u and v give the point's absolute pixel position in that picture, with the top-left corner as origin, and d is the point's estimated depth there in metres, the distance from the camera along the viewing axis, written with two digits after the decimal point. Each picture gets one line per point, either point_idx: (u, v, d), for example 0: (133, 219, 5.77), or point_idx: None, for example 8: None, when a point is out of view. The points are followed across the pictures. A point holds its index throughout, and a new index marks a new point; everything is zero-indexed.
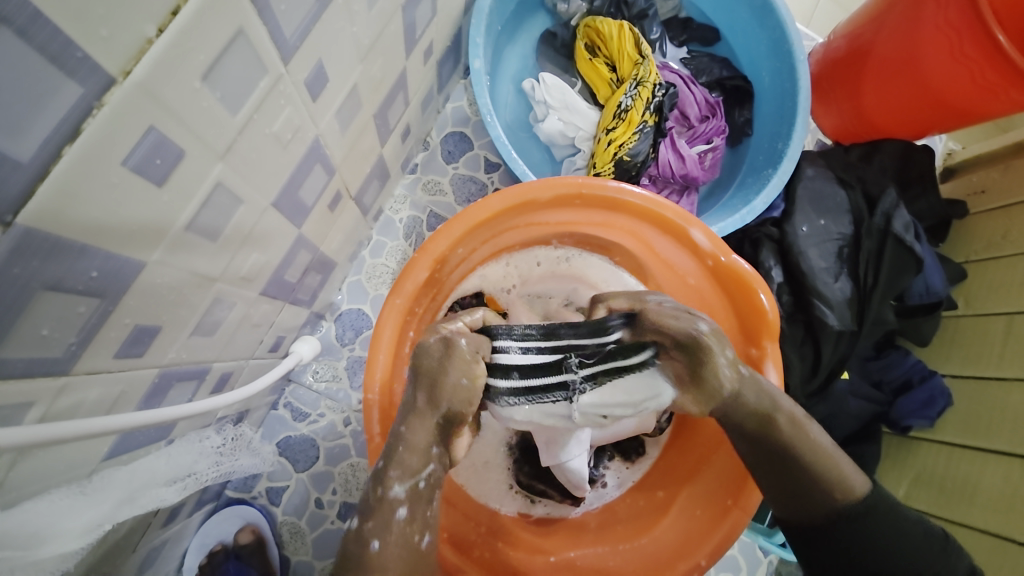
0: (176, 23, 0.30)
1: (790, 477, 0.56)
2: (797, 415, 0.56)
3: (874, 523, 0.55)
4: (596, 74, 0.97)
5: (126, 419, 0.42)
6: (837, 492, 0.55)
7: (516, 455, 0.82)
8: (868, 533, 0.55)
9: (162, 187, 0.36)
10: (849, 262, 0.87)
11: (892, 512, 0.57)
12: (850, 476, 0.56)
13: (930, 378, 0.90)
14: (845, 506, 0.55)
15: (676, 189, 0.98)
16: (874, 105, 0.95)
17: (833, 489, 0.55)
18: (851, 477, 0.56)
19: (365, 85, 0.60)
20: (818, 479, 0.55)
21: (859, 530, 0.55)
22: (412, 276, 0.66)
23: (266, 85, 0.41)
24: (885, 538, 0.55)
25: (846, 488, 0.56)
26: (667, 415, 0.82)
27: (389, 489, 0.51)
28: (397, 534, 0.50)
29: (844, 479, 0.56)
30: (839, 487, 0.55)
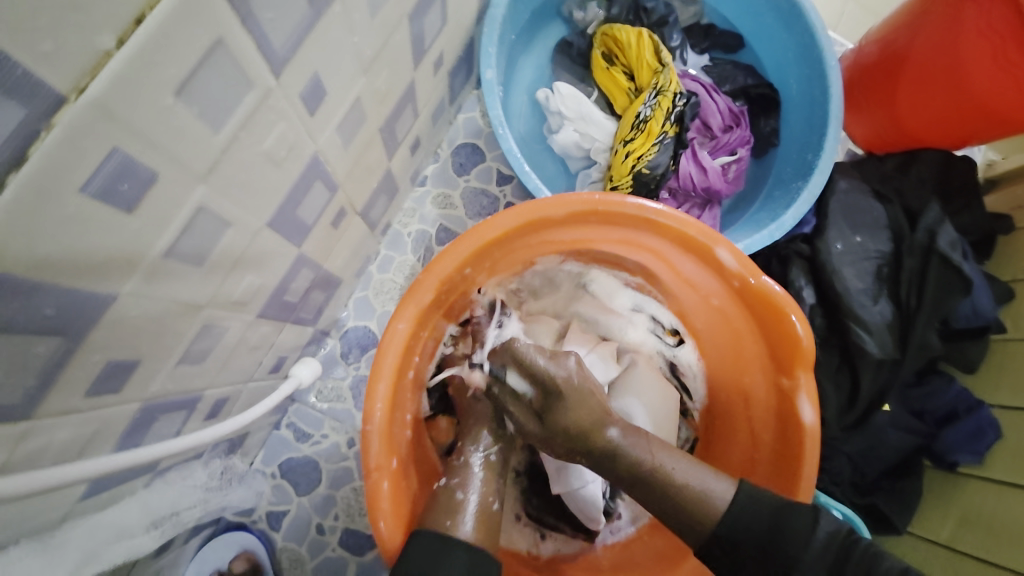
0: (138, 34, 0.27)
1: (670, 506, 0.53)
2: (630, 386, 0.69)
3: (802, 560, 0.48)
4: (613, 83, 0.93)
5: (98, 463, 0.40)
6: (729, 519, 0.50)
7: (524, 486, 0.78)
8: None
9: (132, 214, 0.33)
10: (889, 281, 0.81)
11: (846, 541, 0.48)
12: (772, 501, 0.51)
13: (978, 409, 0.82)
14: (764, 532, 0.49)
15: (698, 203, 0.92)
16: (910, 114, 0.89)
17: (742, 502, 0.51)
18: (715, 488, 0.52)
19: (369, 98, 0.56)
20: (684, 504, 0.52)
21: (796, 570, 0.47)
22: (415, 299, 0.62)
23: (254, 100, 0.37)
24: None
25: (763, 510, 0.50)
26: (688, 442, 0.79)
27: (470, 456, 0.62)
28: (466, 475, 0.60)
29: (712, 501, 0.52)
30: (761, 510, 0.50)
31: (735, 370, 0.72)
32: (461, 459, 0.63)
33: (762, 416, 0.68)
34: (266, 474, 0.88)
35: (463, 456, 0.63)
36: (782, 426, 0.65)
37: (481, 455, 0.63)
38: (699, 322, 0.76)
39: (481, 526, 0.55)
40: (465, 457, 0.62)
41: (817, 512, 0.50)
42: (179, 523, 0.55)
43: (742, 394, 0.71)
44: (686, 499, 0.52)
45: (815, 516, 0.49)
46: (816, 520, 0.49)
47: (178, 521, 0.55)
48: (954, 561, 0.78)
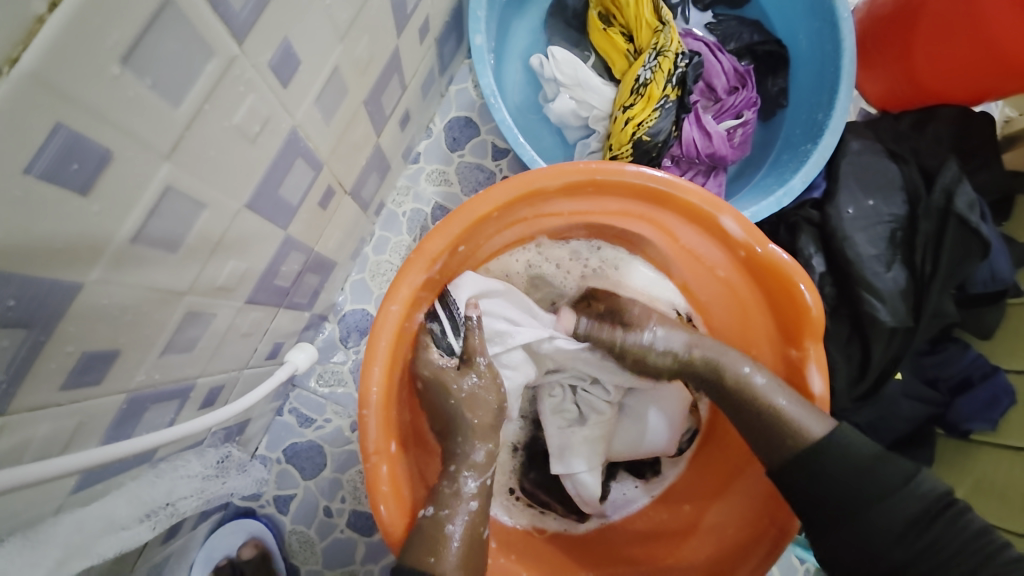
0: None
1: (759, 425, 0.56)
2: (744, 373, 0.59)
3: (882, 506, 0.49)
4: (611, 46, 0.88)
5: (81, 453, 0.39)
6: (827, 454, 0.52)
7: (523, 458, 0.76)
8: (881, 526, 0.49)
9: (88, 197, 0.32)
10: (902, 247, 0.77)
11: (933, 501, 0.50)
12: (870, 451, 0.52)
13: (993, 375, 0.80)
14: (869, 475, 0.50)
15: (702, 170, 0.89)
16: (926, 69, 0.84)
17: (839, 440, 0.52)
18: (810, 425, 0.53)
19: (349, 68, 0.53)
20: (776, 422, 0.55)
21: (869, 505, 0.50)
22: (407, 280, 0.60)
23: (216, 69, 0.35)
24: (900, 549, 0.49)
25: (863, 459, 0.51)
26: (691, 433, 0.74)
27: (462, 483, 0.60)
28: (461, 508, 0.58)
29: (807, 432, 0.53)
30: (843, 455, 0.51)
31: (742, 343, 0.70)
32: (454, 485, 0.59)
33: None
34: (272, 459, 0.87)
35: (453, 481, 0.60)
36: None
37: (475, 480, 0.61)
38: (704, 294, 0.73)
39: (467, 551, 0.55)
40: (456, 486, 0.59)
41: (917, 471, 0.51)
42: (175, 512, 0.56)
43: None
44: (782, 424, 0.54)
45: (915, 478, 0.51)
46: (913, 476, 0.51)
47: (174, 511, 0.56)
48: None
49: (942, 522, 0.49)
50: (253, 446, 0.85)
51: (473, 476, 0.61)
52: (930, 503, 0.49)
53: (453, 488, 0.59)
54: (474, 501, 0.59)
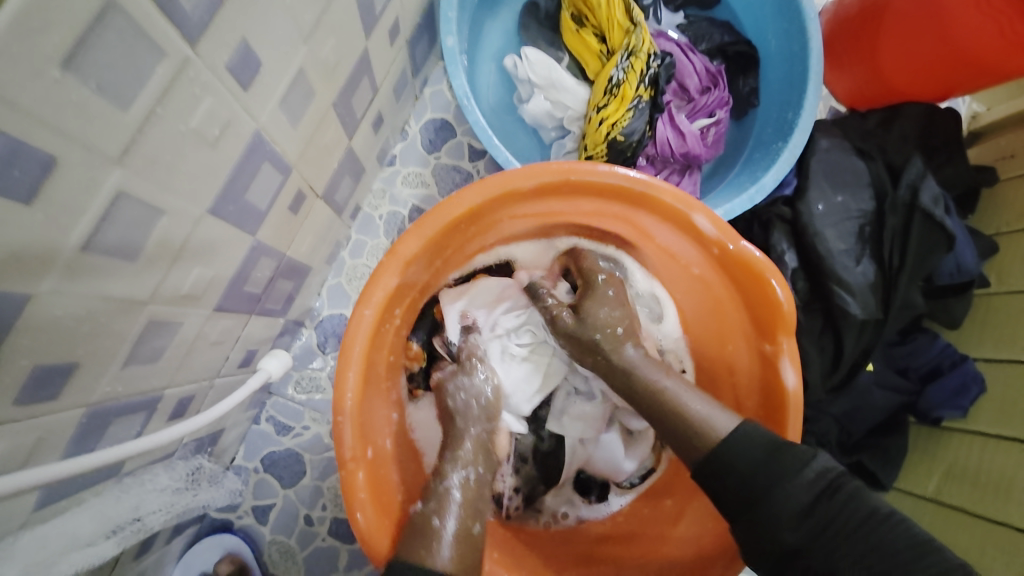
0: (13, 2, 0.25)
1: (678, 430, 0.57)
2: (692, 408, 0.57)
3: (791, 504, 0.49)
4: (584, 47, 0.89)
5: (40, 469, 0.37)
6: (723, 449, 0.53)
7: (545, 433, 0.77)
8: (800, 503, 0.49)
9: (32, 205, 0.31)
10: (871, 241, 0.79)
11: (831, 479, 0.50)
12: (768, 438, 0.53)
13: (962, 363, 0.82)
14: (762, 465, 0.51)
15: (676, 169, 0.89)
16: (891, 66, 0.86)
17: (741, 434, 0.53)
18: (717, 420, 0.55)
19: (314, 69, 0.52)
20: (687, 430, 0.56)
21: (779, 464, 0.51)
22: (381, 284, 0.59)
23: (168, 72, 0.35)
24: (793, 531, 0.49)
25: (756, 448, 0.52)
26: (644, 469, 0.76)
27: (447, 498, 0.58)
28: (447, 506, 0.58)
29: (714, 430, 0.55)
30: (746, 450, 0.52)
31: (717, 338, 0.70)
32: (439, 481, 0.60)
33: (747, 384, 0.67)
34: (249, 469, 0.85)
35: (442, 479, 0.60)
36: (766, 396, 0.63)
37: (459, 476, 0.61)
38: (680, 292, 0.73)
39: (458, 552, 0.54)
40: (443, 483, 0.60)
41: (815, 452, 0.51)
42: (148, 528, 0.56)
43: (726, 366, 0.70)
44: (690, 426, 0.56)
45: (812, 458, 0.51)
46: (809, 462, 0.51)
47: (144, 527, 0.55)
48: (943, 514, 0.78)
49: (837, 500, 0.49)
50: (230, 456, 0.84)
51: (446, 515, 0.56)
52: (827, 483, 0.50)
53: (438, 482, 0.60)
54: (458, 491, 0.59)
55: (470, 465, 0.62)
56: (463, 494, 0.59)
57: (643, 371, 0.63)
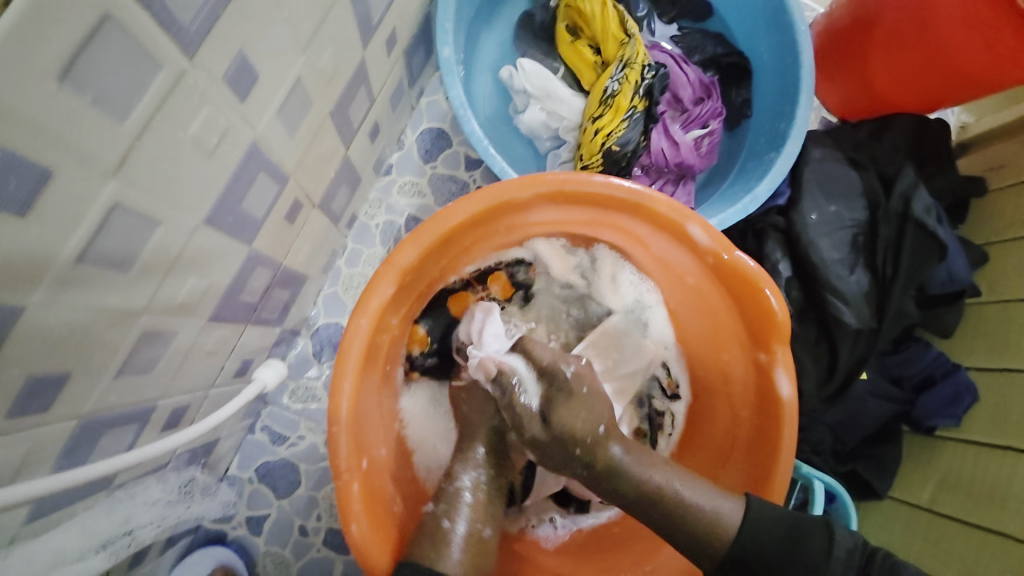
0: (10, 12, 0.25)
1: (671, 521, 0.53)
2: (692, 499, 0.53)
3: None
4: (579, 58, 0.89)
5: (32, 483, 0.37)
6: (741, 539, 0.51)
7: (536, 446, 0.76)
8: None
9: (28, 216, 0.31)
10: (864, 250, 0.80)
11: (857, 553, 0.50)
12: (784, 519, 0.52)
13: (954, 373, 0.82)
14: (786, 544, 0.51)
15: (671, 179, 0.90)
16: (881, 78, 0.87)
17: (750, 518, 0.52)
18: (722, 508, 0.53)
19: (311, 80, 0.52)
20: (695, 528, 0.52)
21: (811, 549, 0.50)
22: (377, 293, 0.59)
23: (166, 82, 0.35)
24: None
25: (776, 531, 0.51)
26: None
27: (460, 492, 0.60)
28: (454, 506, 0.59)
29: (724, 523, 0.52)
30: (768, 535, 0.51)
31: (713, 347, 0.71)
32: (450, 484, 0.62)
33: (742, 393, 0.67)
34: (243, 479, 0.84)
35: (452, 481, 0.62)
36: (761, 405, 0.64)
37: (470, 479, 0.62)
38: (675, 301, 0.74)
39: (468, 557, 0.55)
40: (454, 484, 0.61)
41: (832, 524, 0.52)
42: (137, 542, 0.55)
43: (722, 374, 0.70)
44: (695, 526, 0.52)
45: (830, 536, 0.51)
46: (830, 531, 0.51)
47: (134, 540, 0.54)
48: (937, 524, 0.78)
49: (872, 567, 0.50)
50: (223, 467, 0.83)
51: (455, 521, 0.57)
52: (861, 556, 0.50)
53: (449, 483, 0.62)
54: (469, 493, 0.60)
55: (484, 467, 0.64)
56: (475, 496, 0.61)
57: (631, 471, 0.55)
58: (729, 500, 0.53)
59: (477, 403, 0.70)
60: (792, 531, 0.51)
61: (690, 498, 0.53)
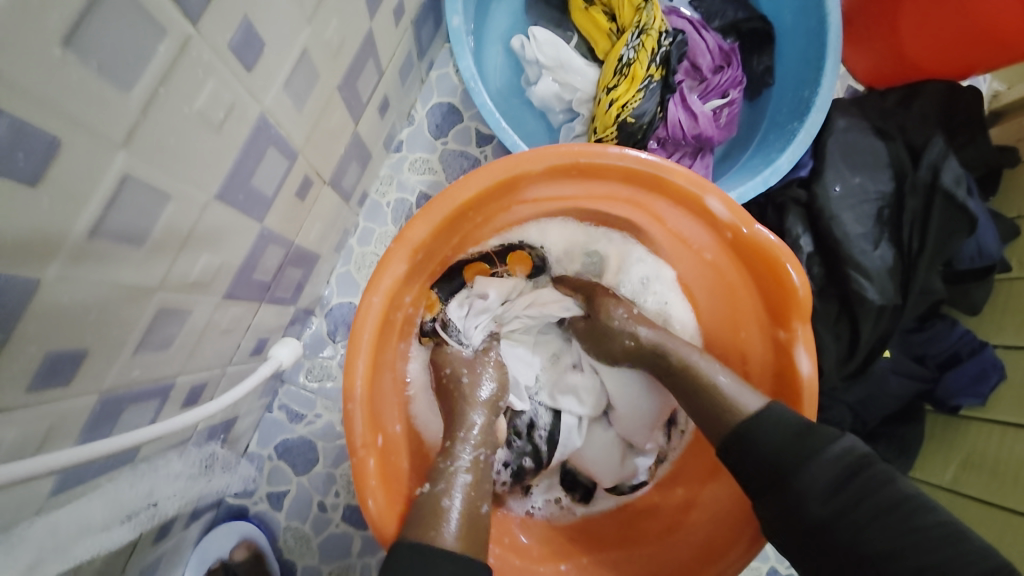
0: None
1: (705, 404, 0.57)
2: (727, 390, 0.56)
3: (822, 479, 0.48)
4: (593, 26, 0.86)
5: (58, 456, 0.38)
6: (747, 423, 0.53)
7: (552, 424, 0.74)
8: (820, 476, 0.48)
9: (38, 188, 0.30)
10: (890, 224, 0.77)
11: (858, 459, 0.48)
12: (794, 420, 0.52)
13: (981, 350, 0.80)
14: (784, 440, 0.51)
15: (688, 152, 0.87)
16: (912, 41, 0.82)
17: (767, 412, 0.53)
18: (744, 398, 0.55)
19: (319, 51, 0.51)
20: (714, 400, 0.57)
21: (799, 476, 0.49)
22: (389, 271, 0.58)
23: (170, 51, 0.34)
24: (819, 504, 0.48)
25: (784, 428, 0.51)
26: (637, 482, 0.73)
27: (457, 468, 0.57)
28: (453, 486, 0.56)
29: (743, 405, 0.55)
30: (772, 428, 0.52)
31: (731, 325, 0.69)
32: (447, 461, 0.58)
33: (759, 372, 0.66)
34: (263, 457, 0.86)
35: (449, 458, 0.58)
36: (779, 382, 0.62)
37: (470, 455, 0.59)
38: (691, 278, 0.72)
39: (466, 534, 0.52)
40: (450, 463, 0.58)
41: (838, 432, 0.50)
42: (161, 514, 0.57)
43: (739, 352, 0.69)
44: (717, 399, 0.56)
45: (833, 438, 0.50)
46: (836, 439, 0.50)
47: (159, 513, 0.56)
48: (959, 504, 0.77)
49: (866, 476, 0.47)
50: (243, 444, 0.84)
51: (450, 493, 0.55)
52: (855, 462, 0.48)
53: (447, 462, 0.58)
54: (467, 473, 0.57)
55: (481, 447, 0.60)
56: (472, 475, 0.57)
57: (668, 345, 0.62)
58: (754, 396, 0.55)
59: (468, 384, 0.65)
60: (800, 431, 0.51)
61: (725, 388, 0.57)
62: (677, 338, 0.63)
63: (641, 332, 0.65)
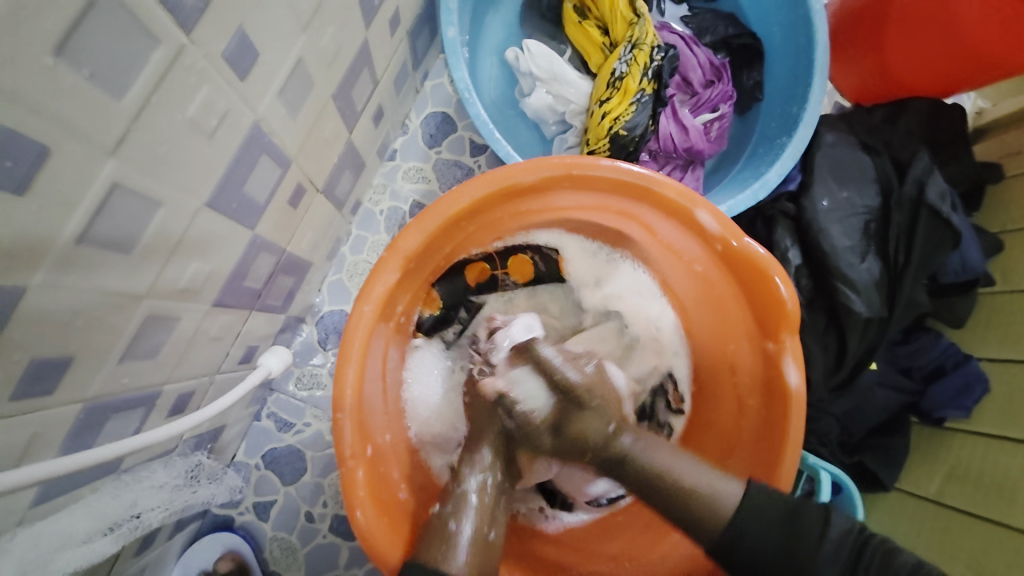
0: None
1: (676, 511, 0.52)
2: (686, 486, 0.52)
3: (834, 567, 0.48)
4: (586, 40, 0.88)
5: (39, 466, 0.37)
6: (740, 523, 0.50)
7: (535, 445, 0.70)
8: (828, 562, 0.48)
9: (26, 195, 0.30)
10: (876, 238, 0.78)
11: (854, 538, 0.49)
12: (784, 500, 0.51)
13: (965, 363, 0.81)
14: (780, 525, 0.50)
15: (679, 164, 0.88)
16: (896, 60, 0.85)
17: (754, 494, 0.51)
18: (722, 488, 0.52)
19: (313, 60, 0.51)
20: (692, 507, 0.51)
21: (812, 568, 0.48)
22: (381, 279, 0.58)
23: (163, 59, 0.34)
24: None
25: (778, 510, 0.50)
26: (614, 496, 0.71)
27: (465, 487, 0.57)
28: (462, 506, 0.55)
29: (722, 501, 0.51)
30: (776, 518, 0.50)
31: (721, 336, 0.70)
32: (456, 483, 0.58)
33: (749, 383, 0.66)
34: (250, 466, 0.85)
35: (459, 481, 0.58)
36: (768, 393, 0.63)
37: (478, 478, 0.58)
38: (681, 289, 0.73)
39: (473, 560, 0.51)
40: (461, 485, 0.57)
41: (829, 510, 0.51)
42: (144, 526, 0.55)
43: (728, 363, 0.69)
44: (692, 500, 0.51)
45: (827, 517, 0.50)
46: (829, 519, 0.50)
47: (140, 525, 0.55)
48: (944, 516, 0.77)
49: (864, 556, 0.48)
50: (230, 453, 0.83)
51: (461, 521, 0.53)
52: (852, 543, 0.49)
53: (455, 484, 0.58)
54: (475, 496, 0.56)
55: (488, 471, 0.59)
56: (481, 498, 0.56)
57: (643, 457, 0.55)
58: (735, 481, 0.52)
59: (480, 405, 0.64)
60: (796, 511, 0.50)
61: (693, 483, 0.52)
62: (660, 446, 0.56)
63: (614, 442, 0.56)
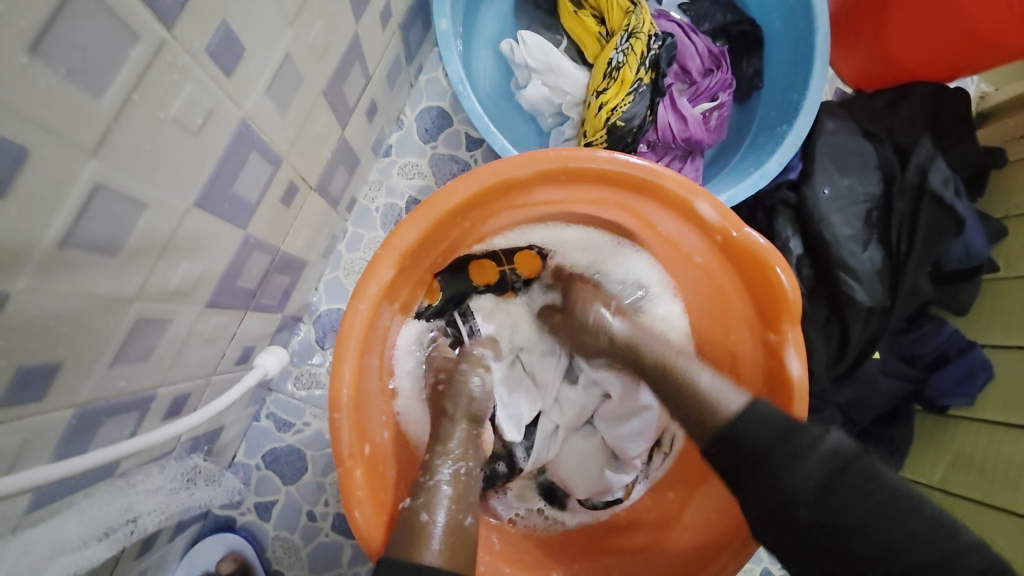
0: None
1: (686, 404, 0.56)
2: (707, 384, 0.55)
3: (811, 479, 0.46)
4: (582, 30, 0.86)
5: (30, 474, 0.36)
6: (737, 424, 0.50)
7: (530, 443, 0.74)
8: (808, 474, 0.46)
9: (4, 199, 0.29)
10: (878, 226, 0.77)
11: (846, 455, 0.47)
12: (778, 419, 0.49)
13: (969, 350, 0.80)
14: (774, 440, 0.48)
15: (678, 155, 0.87)
16: (898, 44, 0.83)
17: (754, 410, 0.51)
18: (726, 397, 0.53)
19: (303, 54, 0.50)
20: (701, 408, 0.54)
21: (787, 475, 0.47)
22: (376, 277, 0.57)
23: (143, 56, 0.33)
24: (806, 506, 0.46)
25: (771, 425, 0.49)
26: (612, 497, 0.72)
27: (436, 476, 0.57)
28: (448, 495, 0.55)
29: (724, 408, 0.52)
30: (765, 430, 0.49)
31: (722, 327, 0.69)
32: (428, 476, 0.57)
33: (751, 375, 0.65)
34: (250, 466, 0.85)
35: (431, 474, 0.57)
36: (771, 385, 0.62)
37: (450, 469, 0.58)
38: (681, 281, 0.72)
39: (448, 545, 0.51)
40: (432, 477, 0.57)
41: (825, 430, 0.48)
42: (143, 531, 0.55)
43: (730, 355, 0.68)
44: (707, 404, 0.54)
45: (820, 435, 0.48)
46: (822, 438, 0.48)
47: (138, 530, 0.54)
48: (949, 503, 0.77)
49: (850, 475, 0.46)
50: (230, 454, 0.83)
51: (432, 510, 0.53)
52: (842, 461, 0.46)
53: (427, 475, 0.57)
54: (448, 486, 0.56)
55: (462, 460, 0.59)
56: (454, 489, 0.56)
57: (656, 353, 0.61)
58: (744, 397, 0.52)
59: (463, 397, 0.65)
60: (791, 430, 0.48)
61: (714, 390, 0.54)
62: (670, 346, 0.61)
63: (621, 329, 0.64)
